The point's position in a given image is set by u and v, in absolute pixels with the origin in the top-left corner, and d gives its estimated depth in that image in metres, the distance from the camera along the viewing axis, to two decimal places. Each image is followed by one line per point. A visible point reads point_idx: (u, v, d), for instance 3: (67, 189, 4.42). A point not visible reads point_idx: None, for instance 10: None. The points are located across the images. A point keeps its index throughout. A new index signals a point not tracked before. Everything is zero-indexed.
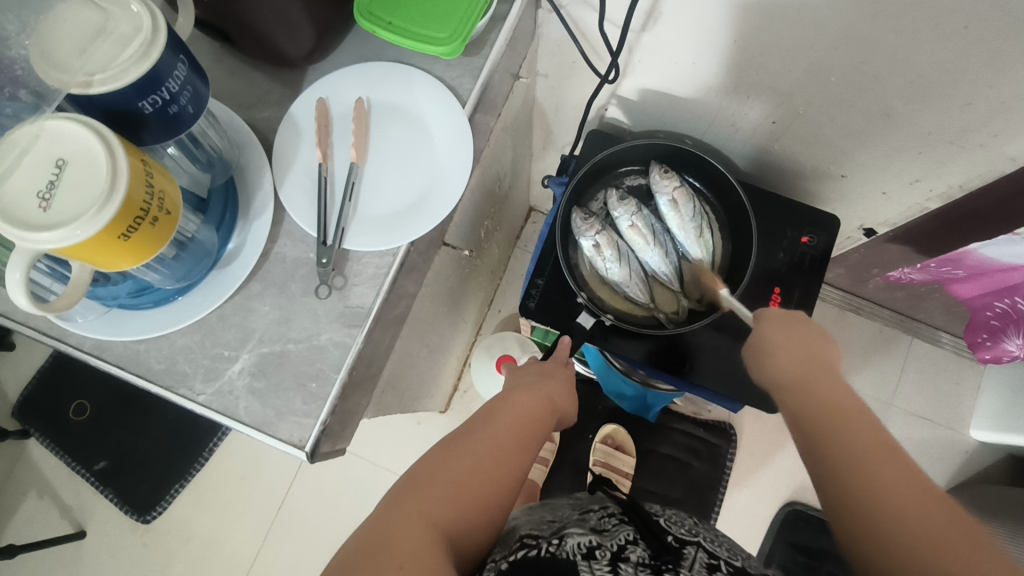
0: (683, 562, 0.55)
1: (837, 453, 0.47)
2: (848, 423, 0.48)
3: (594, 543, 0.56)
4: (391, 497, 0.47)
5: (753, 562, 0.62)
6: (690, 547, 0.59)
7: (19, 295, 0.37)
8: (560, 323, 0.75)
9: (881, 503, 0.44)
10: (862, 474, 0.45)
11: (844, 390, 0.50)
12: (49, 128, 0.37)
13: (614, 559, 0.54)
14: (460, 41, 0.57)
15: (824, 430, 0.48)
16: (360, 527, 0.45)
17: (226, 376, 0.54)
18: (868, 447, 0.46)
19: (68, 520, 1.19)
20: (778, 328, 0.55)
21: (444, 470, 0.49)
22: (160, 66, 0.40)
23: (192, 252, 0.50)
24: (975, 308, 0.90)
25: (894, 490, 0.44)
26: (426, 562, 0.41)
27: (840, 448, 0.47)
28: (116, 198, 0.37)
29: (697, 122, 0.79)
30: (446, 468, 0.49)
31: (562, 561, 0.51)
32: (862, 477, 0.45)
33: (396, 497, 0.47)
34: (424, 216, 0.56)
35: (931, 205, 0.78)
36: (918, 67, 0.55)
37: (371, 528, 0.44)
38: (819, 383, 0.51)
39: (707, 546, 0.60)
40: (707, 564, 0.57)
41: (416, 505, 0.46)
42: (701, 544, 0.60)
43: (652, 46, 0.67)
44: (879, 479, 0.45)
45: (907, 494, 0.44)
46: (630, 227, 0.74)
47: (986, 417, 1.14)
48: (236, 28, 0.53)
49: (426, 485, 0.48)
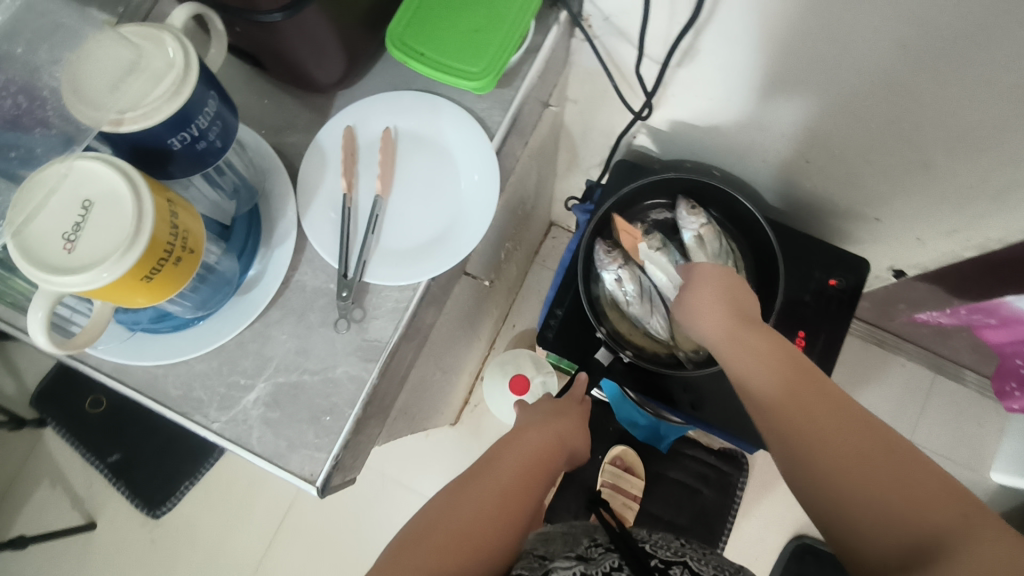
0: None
1: (803, 425, 0.44)
2: (806, 390, 0.45)
3: (580, 574, 0.53)
4: (389, 552, 0.47)
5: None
6: (677, 568, 0.59)
7: (38, 333, 0.37)
8: (577, 356, 0.74)
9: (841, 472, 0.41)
10: (822, 441, 0.42)
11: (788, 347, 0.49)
12: (77, 168, 0.37)
13: None
14: (493, 76, 0.56)
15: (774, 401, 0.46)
16: None
17: (241, 405, 0.54)
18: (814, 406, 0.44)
19: (78, 511, 1.21)
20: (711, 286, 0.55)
21: (445, 518, 0.48)
22: (191, 103, 0.40)
23: (213, 282, 0.50)
24: (1006, 356, 0.88)
25: (848, 451, 0.41)
26: None
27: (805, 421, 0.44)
28: (141, 239, 0.36)
29: (728, 155, 0.78)
30: (446, 517, 0.48)
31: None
32: (832, 451, 0.42)
33: (396, 554, 0.46)
34: (447, 252, 0.55)
35: (967, 253, 0.75)
36: (965, 122, 0.53)
37: None
38: (761, 339, 0.50)
39: (693, 567, 0.60)
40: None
41: (413, 561, 0.45)
42: (687, 564, 0.60)
43: (686, 80, 0.65)
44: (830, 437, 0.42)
45: (860, 453, 0.41)
46: (652, 261, 0.72)
47: (1007, 461, 1.11)
48: (268, 55, 0.52)
49: (429, 537, 0.47)
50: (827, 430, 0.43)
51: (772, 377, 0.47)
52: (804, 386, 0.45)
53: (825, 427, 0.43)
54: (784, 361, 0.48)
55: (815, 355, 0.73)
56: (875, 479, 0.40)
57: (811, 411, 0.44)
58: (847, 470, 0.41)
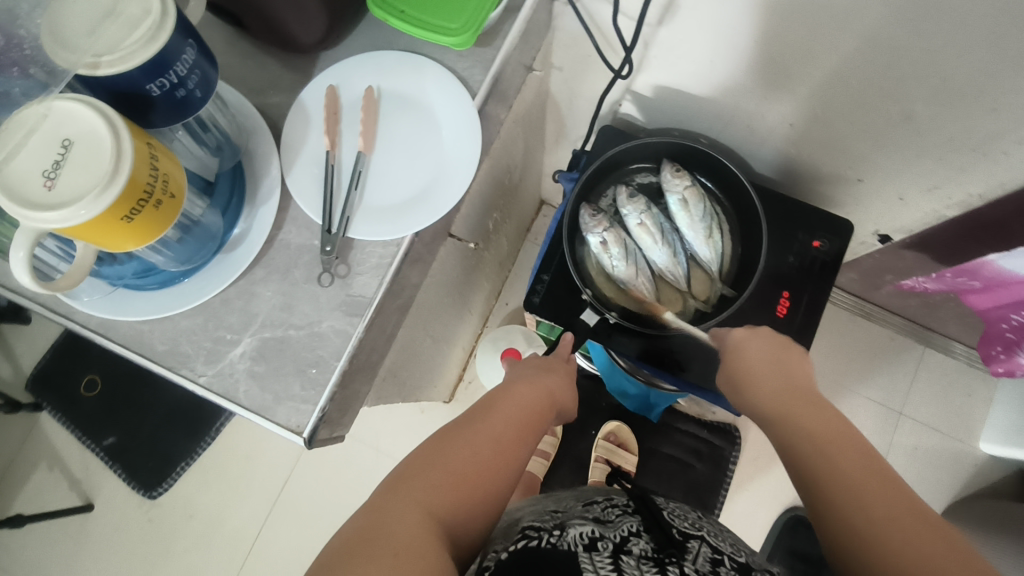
0: (687, 556, 0.56)
1: (837, 484, 0.47)
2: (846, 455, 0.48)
3: (596, 535, 0.57)
4: (387, 484, 0.48)
5: (756, 557, 0.64)
6: (694, 541, 0.60)
7: (22, 273, 0.38)
8: (563, 319, 0.75)
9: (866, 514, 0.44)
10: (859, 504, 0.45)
11: (830, 411, 0.52)
12: (56, 108, 0.37)
13: (616, 551, 0.54)
14: (472, 32, 0.57)
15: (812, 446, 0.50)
16: (356, 513, 0.45)
17: (227, 359, 0.54)
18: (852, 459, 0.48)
19: (75, 493, 1.22)
20: (754, 348, 0.60)
21: (441, 456, 0.49)
22: (167, 50, 0.40)
23: (197, 235, 0.50)
24: (991, 321, 0.88)
25: (874, 503, 0.45)
26: (421, 551, 0.41)
27: (837, 479, 0.47)
28: (120, 178, 0.37)
29: (713, 121, 0.78)
30: (441, 456, 0.49)
31: (563, 551, 0.52)
32: (865, 512, 0.44)
33: (392, 484, 0.47)
34: (429, 208, 0.56)
35: (949, 213, 0.76)
36: (943, 73, 0.53)
37: (369, 512, 0.45)
38: (806, 407, 0.53)
39: (711, 540, 0.62)
40: (711, 558, 0.58)
41: (412, 494, 0.46)
42: (705, 538, 0.62)
43: (668, 41, 0.66)
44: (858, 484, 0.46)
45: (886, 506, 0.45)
46: (638, 225, 0.73)
47: (996, 430, 1.12)
48: (248, 12, 0.53)
49: (425, 473, 0.48)
50: (861, 493, 0.45)
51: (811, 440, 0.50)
52: (840, 450, 0.49)
53: (860, 489, 0.46)
54: (824, 424, 0.51)
55: (800, 315, 0.74)
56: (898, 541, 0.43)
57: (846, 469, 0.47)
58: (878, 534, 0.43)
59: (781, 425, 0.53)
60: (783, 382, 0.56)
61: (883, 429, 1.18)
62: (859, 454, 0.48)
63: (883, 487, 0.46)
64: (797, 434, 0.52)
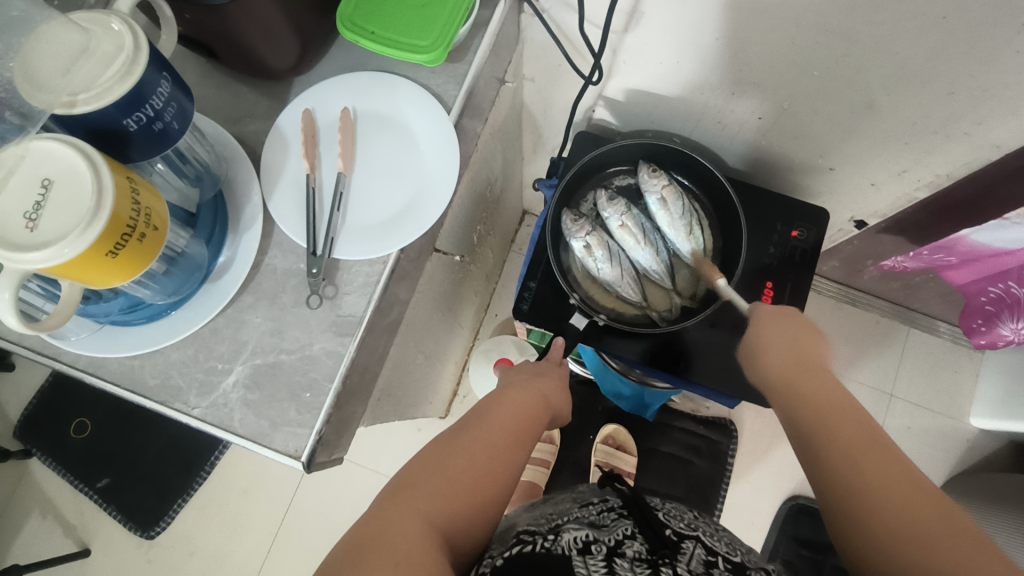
0: (681, 556, 0.56)
1: (843, 470, 0.47)
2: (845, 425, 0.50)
3: (590, 538, 0.57)
4: (384, 497, 0.47)
5: (752, 556, 0.64)
6: (688, 542, 0.60)
7: (9, 315, 0.37)
8: (553, 325, 0.75)
9: (871, 495, 0.45)
10: (858, 472, 0.46)
11: (837, 388, 0.52)
12: (34, 149, 0.37)
13: (610, 554, 0.54)
14: (443, 48, 0.57)
15: (817, 420, 0.51)
16: (354, 525, 0.45)
17: (220, 389, 0.54)
18: (859, 437, 0.48)
19: (72, 539, 1.19)
20: (769, 326, 0.59)
21: (440, 465, 0.50)
22: (143, 83, 0.40)
23: (183, 267, 0.50)
24: (970, 294, 0.91)
25: (883, 483, 0.45)
26: (420, 561, 0.41)
27: (832, 446, 0.49)
28: (102, 215, 0.37)
29: (684, 120, 0.80)
30: (440, 464, 0.50)
31: (556, 556, 0.52)
32: (861, 477, 0.46)
33: (390, 496, 0.47)
34: (413, 223, 0.56)
35: (920, 194, 0.78)
36: (900, 60, 0.55)
37: (367, 523, 0.45)
38: (807, 375, 0.54)
39: (706, 540, 0.62)
40: (704, 560, 0.57)
41: (411, 504, 0.46)
42: (700, 539, 0.62)
43: (635, 46, 0.67)
44: (865, 467, 0.46)
45: (896, 488, 0.44)
46: (620, 227, 0.75)
47: (985, 404, 1.14)
48: (220, 44, 0.53)
49: (424, 483, 0.48)
50: (858, 465, 0.46)
51: (801, 405, 0.53)
52: (842, 420, 0.50)
53: (861, 459, 0.47)
54: (831, 396, 0.52)
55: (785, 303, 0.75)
56: (903, 511, 0.43)
57: (842, 432, 0.49)
58: (873, 495, 0.45)
59: (784, 393, 0.55)
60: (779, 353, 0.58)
61: (875, 411, 1.20)
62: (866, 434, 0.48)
63: (887, 461, 0.46)
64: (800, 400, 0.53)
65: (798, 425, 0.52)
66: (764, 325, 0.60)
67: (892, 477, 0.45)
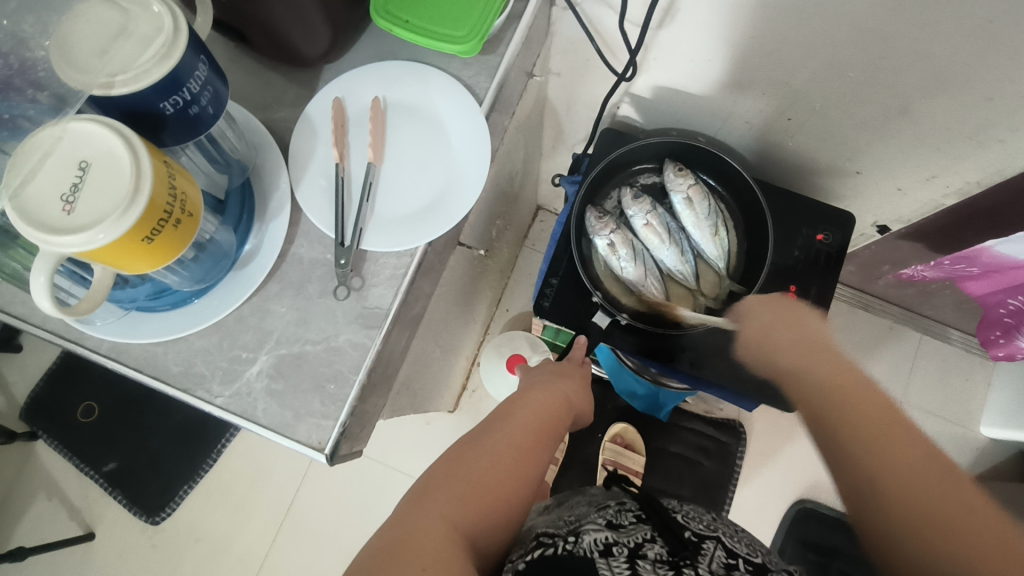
0: (701, 558, 0.56)
1: (873, 466, 0.49)
2: (871, 414, 0.52)
3: (611, 540, 0.56)
4: (408, 500, 0.47)
5: (772, 557, 0.64)
6: (709, 543, 0.60)
7: (43, 299, 0.37)
8: (574, 323, 0.75)
9: (910, 497, 0.46)
10: (884, 470, 0.49)
11: (873, 386, 0.55)
12: (72, 130, 0.37)
13: (632, 556, 0.54)
14: (477, 40, 0.57)
15: (838, 413, 0.54)
16: (379, 528, 0.44)
17: (244, 378, 0.54)
18: (890, 429, 0.51)
19: (77, 522, 1.19)
20: (760, 315, 0.67)
21: (463, 468, 0.49)
22: (181, 67, 0.40)
23: (210, 254, 0.49)
24: (988, 305, 0.89)
25: (921, 481, 0.47)
26: (447, 563, 0.41)
27: (889, 454, 0.49)
28: (140, 200, 0.36)
29: (710, 119, 0.79)
30: (462, 469, 0.49)
31: (579, 559, 0.51)
32: (898, 479, 0.47)
33: (414, 500, 0.46)
34: (442, 216, 0.56)
35: (947, 201, 0.77)
36: (940, 63, 0.54)
37: (393, 526, 0.44)
38: (852, 393, 0.55)
39: (727, 542, 0.62)
40: (725, 563, 0.57)
41: (435, 506, 0.45)
42: (720, 540, 0.61)
43: (667, 42, 0.66)
44: (905, 472, 0.48)
45: (935, 484, 0.46)
46: (644, 226, 0.74)
47: (997, 413, 1.14)
48: (253, 29, 0.52)
49: (446, 486, 0.47)
50: (897, 463, 0.48)
51: (840, 407, 0.54)
52: (880, 426, 0.51)
53: (903, 464, 0.48)
54: (872, 404, 0.53)
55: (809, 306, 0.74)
56: (943, 517, 0.44)
57: (859, 409, 0.53)
58: (916, 499, 0.46)
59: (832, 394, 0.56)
60: (805, 345, 0.62)
61: None
62: (900, 435, 0.50)
63: (920, 458, 0.48)
64: (840, 402, 0.55)
65: (847, 427, 0.53)
66: (767, 314, 0.66)
67: (928, 474, 0.47)
